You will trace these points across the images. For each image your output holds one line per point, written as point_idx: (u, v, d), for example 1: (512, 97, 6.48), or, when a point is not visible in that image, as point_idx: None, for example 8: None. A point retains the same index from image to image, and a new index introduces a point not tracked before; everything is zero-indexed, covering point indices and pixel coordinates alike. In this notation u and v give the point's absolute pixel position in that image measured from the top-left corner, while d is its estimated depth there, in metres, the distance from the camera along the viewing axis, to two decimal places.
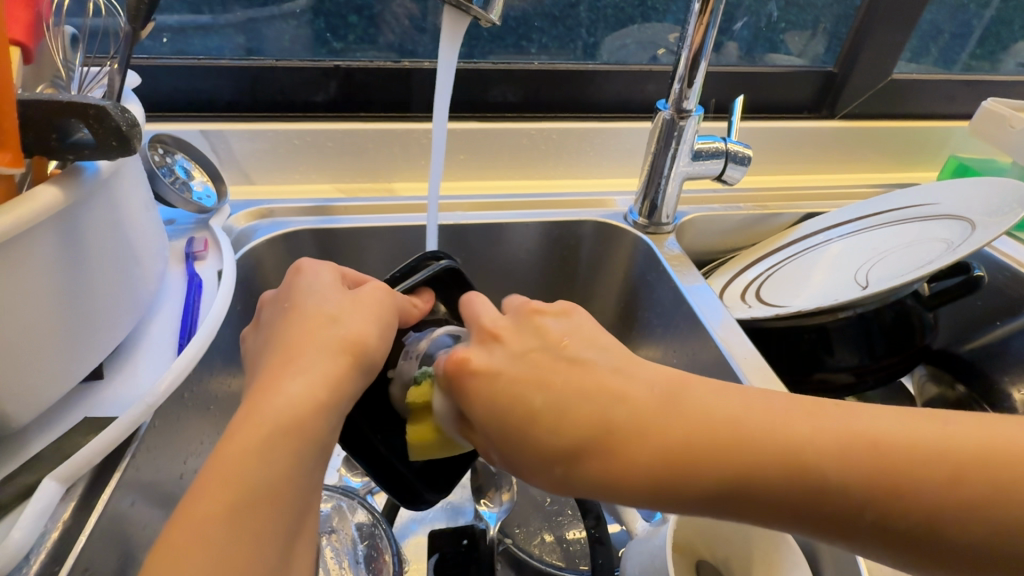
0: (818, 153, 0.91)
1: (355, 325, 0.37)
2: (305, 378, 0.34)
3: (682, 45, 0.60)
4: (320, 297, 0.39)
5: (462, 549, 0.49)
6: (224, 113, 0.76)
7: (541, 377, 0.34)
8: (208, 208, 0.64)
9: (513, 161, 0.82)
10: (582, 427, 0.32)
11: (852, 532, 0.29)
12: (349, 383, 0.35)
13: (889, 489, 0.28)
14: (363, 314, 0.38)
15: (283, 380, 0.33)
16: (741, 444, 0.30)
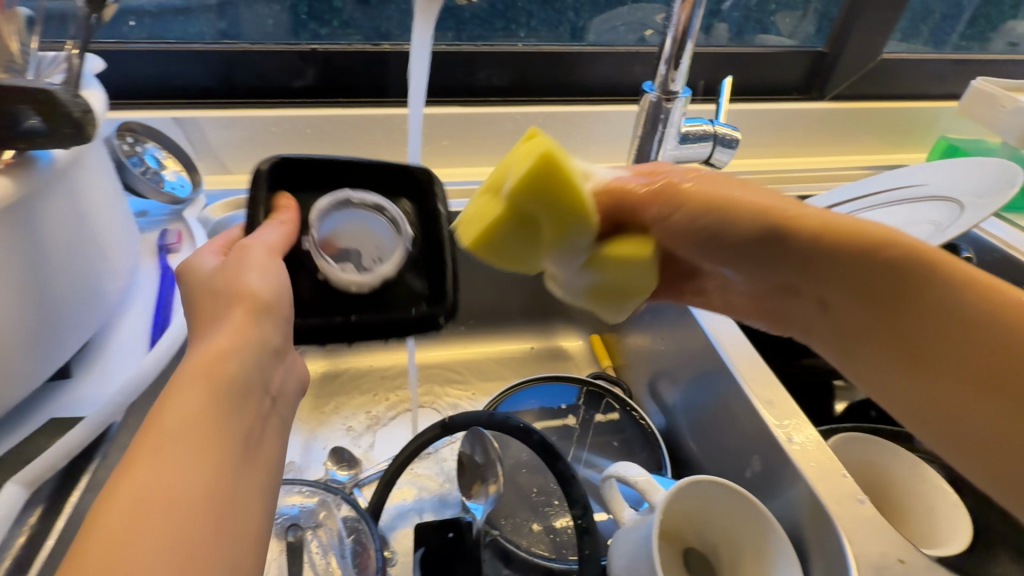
0: (808, 135, 0.90)
1: (222, 340, 0.36)
2: (204, 393, 0.34)
3: (668, 24, 0.58)
4: (247, 263, 0.40)
5: (447, 543, 0.48)
6: (198, 100, 0.73)
7: (742, 215, 0.41)
8: (181, 199, 0.62)
9: (499, 147, 0.81)
10: (741, 235, 0.42)
11: (920, 354, 0.38)
12: (232, 389, 0.34)
13: (978, 344, 0.36)
14: (232, 328, 0.38)
15: (191, 397, 0.33)
16: (876, 247, 0.39)
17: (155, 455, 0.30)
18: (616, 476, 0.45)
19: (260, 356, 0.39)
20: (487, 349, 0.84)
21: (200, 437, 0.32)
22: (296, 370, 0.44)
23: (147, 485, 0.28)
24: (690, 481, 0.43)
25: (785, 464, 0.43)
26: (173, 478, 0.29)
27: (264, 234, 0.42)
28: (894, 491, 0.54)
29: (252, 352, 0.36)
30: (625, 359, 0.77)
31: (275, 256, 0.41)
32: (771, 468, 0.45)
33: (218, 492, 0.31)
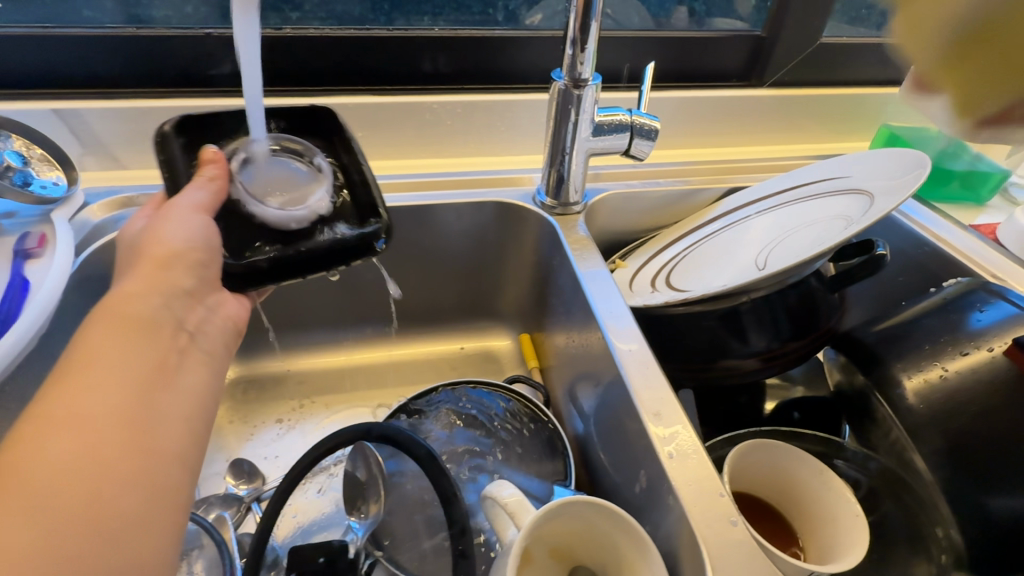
0: (748, 125, 0.87)
1: (103, 319, 0.36)
2: (105, 347, 0.35)
3: (569, 6, 0.54)
4: (182, 214, 0.44)
5: (318, 568, 0.44)
6: (85, 89, 0.68)
7: None
8: (51, 199, 0.57)
9: (420, 138, 0.77)
10: None
11: None
12: (106, 359, 0.34)
13: None
14: (115, 309, 0.38)
15: (88, 355, 0.34)
16: None
17: (42, 416, 0.30)
18: (489, 496, 0.42)
19: (166, 303, 0.41)
20: (412, 349, 0.80)
21: (94, 392, 0.32)
22: (216, 311, 0.46)
23: (30, 448, 0.29)
24: (561, 502, 0.40)
25: (664, 483, 0.40)
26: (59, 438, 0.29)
27: (192, 191, 0.46)
28: (804, 496, 0.51)
29: (123, 331, 0.36)
30: (549, 359, 0.74)
31: (198, 213, 0.45)
32: (655, 486, 0.42)
33: (117, 440, 0.31)
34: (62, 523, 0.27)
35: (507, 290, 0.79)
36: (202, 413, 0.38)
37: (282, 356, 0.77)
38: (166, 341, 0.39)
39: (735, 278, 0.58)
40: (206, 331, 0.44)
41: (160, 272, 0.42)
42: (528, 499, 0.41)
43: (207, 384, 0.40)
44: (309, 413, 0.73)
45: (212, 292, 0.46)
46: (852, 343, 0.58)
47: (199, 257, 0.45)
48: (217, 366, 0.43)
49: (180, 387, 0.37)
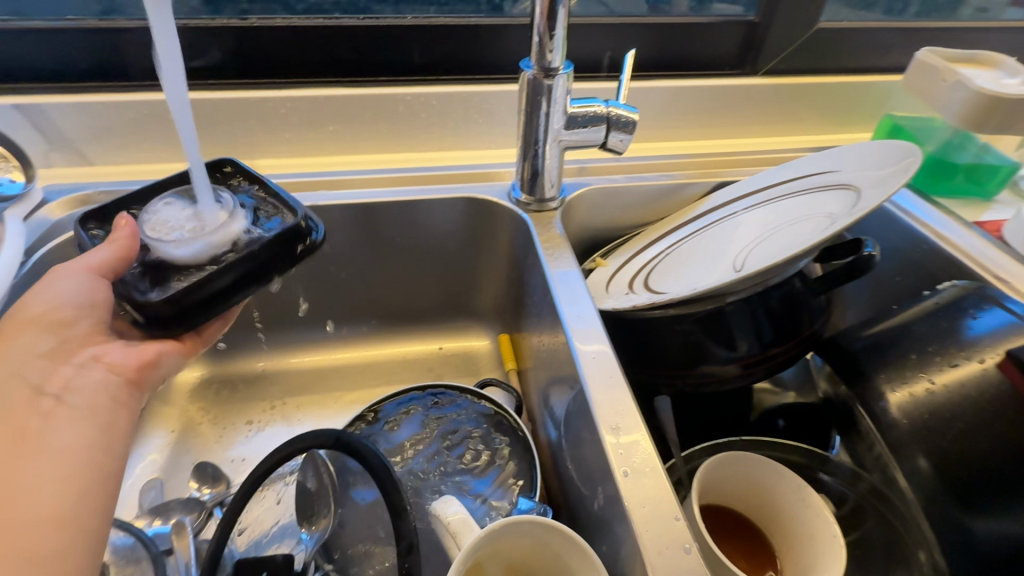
0: (741, 115, 0.82)
1: None
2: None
3: None
4: (52, 283, 0.41)
5: None
6: (47, 83, 0.66)
7: None
8: (9, 196, 0.57)
9: (393, 132, 0.74)
10: None
11: None
12: None
13: None
14: None
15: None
16: None
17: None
18: (435, 513, 0.40)
19: (14, 372, 0.37)
20: (388, 350, 0.78)
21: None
22: (94, 364, 0.40)
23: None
24: (507, 522, 0.38)
25: (619, 504, 0.38)
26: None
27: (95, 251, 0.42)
28: (782, 514, 0.48)
29: None
30: (527, 361, 0.71)
31: (86, 273, 0.41)
32: (610, 506, 0.39)
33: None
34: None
35: (484, 289, 0.76)
36: (84, 471, 0.36)
37: (254, 356, 0.75)
38: (22, 414, 0.36)
39: (713, 279, 0.54)
40: (80, 387, 0.39)
41: (10, 339, 0.39)
42: (473, 518, 0.39)
43: (88, 438, 0.37)
44: (280, 414, 0.71)
45: (87, 345, 0.41)
46: (834, 349, 0.55)
47: (63, 315, 0.40)
48: (110, 417, 0.39)
49: (42, 460, 0.35)
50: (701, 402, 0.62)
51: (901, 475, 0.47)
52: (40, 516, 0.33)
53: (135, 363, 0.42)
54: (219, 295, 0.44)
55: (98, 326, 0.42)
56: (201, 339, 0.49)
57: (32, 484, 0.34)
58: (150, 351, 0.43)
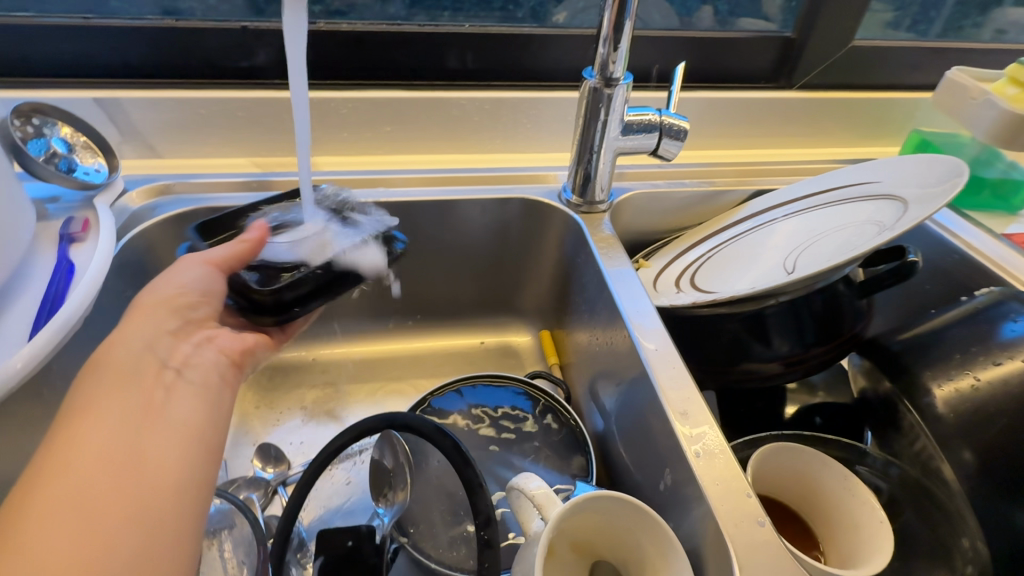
0: (774, 127, 0.86)
1: (83, 386, 0.35)
2: (93, 404, 0.34)
3: (603, 4, 0.55)
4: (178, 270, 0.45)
5: (346, 551, 0.46)
6: (123, 79, 0.69)
7: None
8: (93, 184, 0.58)
9: (446, 134, 0.77)
10: None
11: None
12: (91, 426, 0.33)
13: None
14: (92, 372, 0.36)
15: (73, 413, 0.33)
16: None
17: (25, 484, 0.30)
18: (517, 488, 0.43)
19: (148, 344, 0.39)
20: (433, 343, 0.81)
21: (76, 450, 0.32)
22: (207, 344, 0.43)
23: (17, 512, 0.29)
24: (589, 496, 0.41)
25: (692, 485, 0.41)
26: (40, 503, 0.29)
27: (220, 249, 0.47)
28: (824, 499, 0.52)
29: (109, 388, 0.35)
30: (570, 357, 0.75)
31: (202, 263, 0.46)
32: (680, 486, 0.43)
33: (109, 492, 0.31)
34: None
35: (529, 286, 0.79)
36: (201, 440, 0.37)
37: (307, 345, 0.78)
38: (151, 383, 0.37)
39: (764, 281, 0.58)
40: (196, 364, 0.41)
41: (142, 316, 0.41)
42: (556, 493, 0.41)
43: (205, 407, 0.39)
44: (333, 402, 0.74)
45: (202, 327, 0.44)
46: (877, 350, 0.59)
47: (189, 299, 0.43)
48: (218, 394, 0.41)
49: (173, 422, 0.36)
50: (740, 398, 0.65)
51: (947, 466, 0.50)
52: (166, 482, 0.33)
53: (237, 349, 0.45)
54: (319, 291, 0.49)
55: (211, 316, 0.45)
56: (284, 336, 0.54)
57: (164, 445, 0.35)
58: (249, 340, 0.47)
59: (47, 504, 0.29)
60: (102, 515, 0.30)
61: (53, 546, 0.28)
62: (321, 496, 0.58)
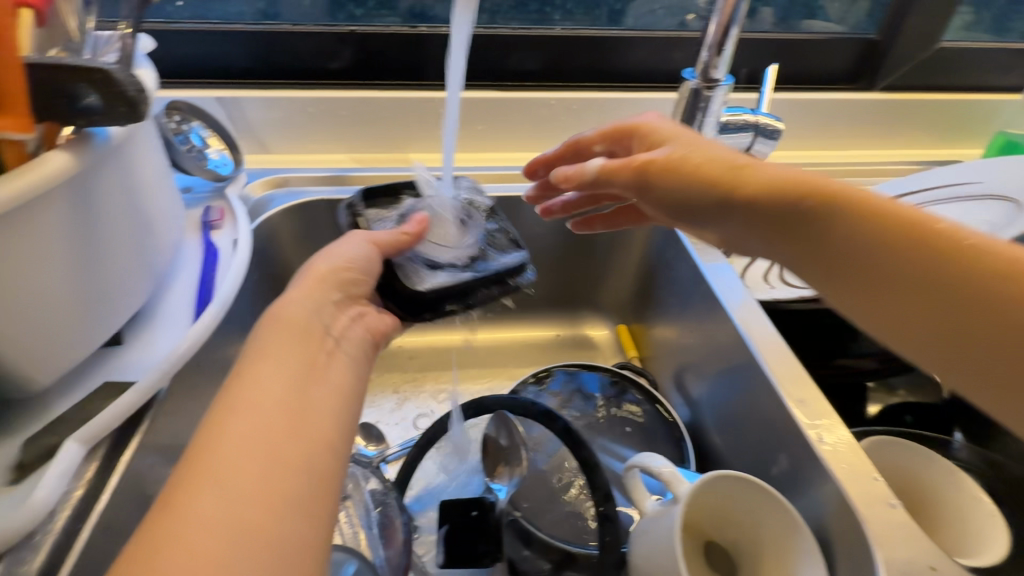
0: (853, 128, 0.86)
1: (265, 336, 0.38)
2: (273, 353, 0.36)
3: (711, 13, 0.57)
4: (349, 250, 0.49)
5: (471, 521, 0.50)
6: (240, 80, 0.75)
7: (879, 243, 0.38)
8: (224, 176, 0.63)
9: (533, 133, 0.80)
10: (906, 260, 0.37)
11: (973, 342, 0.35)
12: (265, 369, 0.35)
13: (954, 283, 0.36)
14: (272, 326, 0.39)
15: (256, 358, 0.36)
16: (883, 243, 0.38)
17: (217, 414, 0.32)
18: (639, 466, 0.46)
19: (317, 310, 0.42)
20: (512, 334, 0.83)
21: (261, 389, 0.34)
22: (358, 321, 0.45)
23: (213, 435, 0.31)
24: (713, 474, 0.43)
25: (813, 464, 0.44)
26: (232, 430, 0.31)
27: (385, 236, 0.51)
28: (926, 494, 0.52)
29: (283, 337, 0.38)
30: (651, 350, 0.76)
31: (369, 244, 0.49)
32: (796, 466, 0.45)
33: (288, 433, 0.32)
34: (241, 502, 0.28)
35: (608, 281, 0.81)
36: (352, 410, 0.37)
37: (395, 333, 0.81)
38: (317, 345, 0.39)
39: None
40: (350, 336, 0.43)
41: (317, 287, 0.44)
42: (680, 472, 0.44)
43: (356, 380, 0.40)
44: (422, 386, 0.77)
45: (355, 304, 0.46)
46: None
47: (352, 275, 0.46)
48: (365, 368, 0.42)
49: (333, 383, 0.37)
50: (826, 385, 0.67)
51: None
52: (323, 435, 0.34)
53: (380, 330, 0.47)
54: (466, 298, 0.51)
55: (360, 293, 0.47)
56: None
57: (325, 404, 0.36)
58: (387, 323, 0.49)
59: (237, 430, 0.31)
60: (281, 450, 0.31)
61: (243, 469, 0.30)
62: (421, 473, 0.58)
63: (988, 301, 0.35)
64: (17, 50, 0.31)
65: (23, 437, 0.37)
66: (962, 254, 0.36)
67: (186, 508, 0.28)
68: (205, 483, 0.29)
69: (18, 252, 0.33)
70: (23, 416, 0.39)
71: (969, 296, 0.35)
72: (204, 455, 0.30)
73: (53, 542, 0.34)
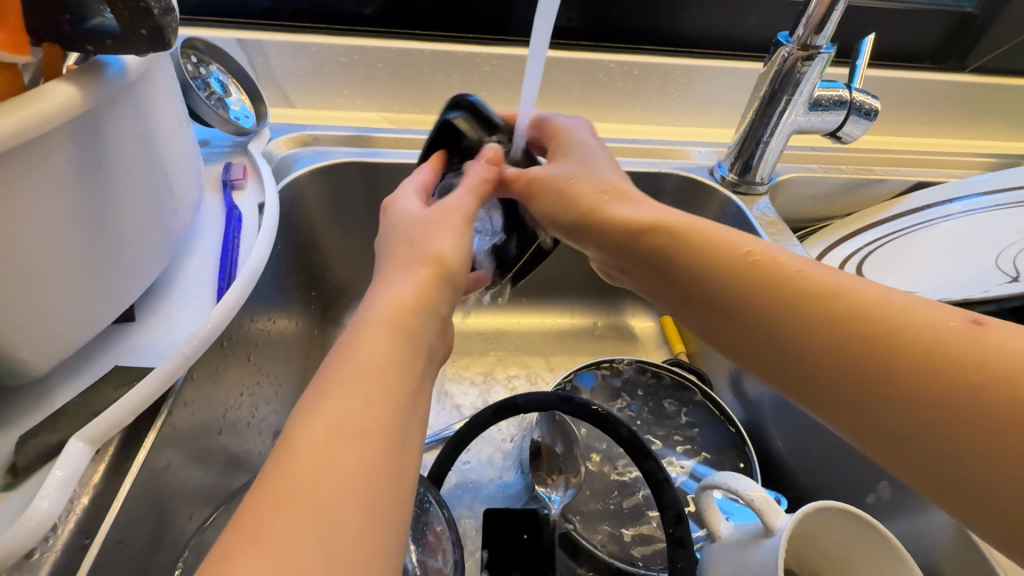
0: (934, 114, 0.78)
1: (376, 353, 0.28)
2: (375, 368, 0.28)
3: None
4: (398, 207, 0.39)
5: (522, 544, 0.43)
6: (261, 21, 0.66)
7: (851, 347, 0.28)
8: (247, 130, 0.56)
9: (586, 100, 0.72)
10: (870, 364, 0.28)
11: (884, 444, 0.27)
12: (368, 393, 0.27)
13: (926, 386, 0.26)
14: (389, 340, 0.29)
15: (350, 372, 0.27)
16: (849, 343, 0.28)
17: (306, 433, 0.24)
18: (719, 486, 0.40)
19: (432, 319, 0.33)
20: (547, 321, 0.74)
21: (358, 415, 0.26)
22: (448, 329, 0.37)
23: (300, 468, 0.23)
24: (814, 506, 0.36)
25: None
26: (322, 470, 0.23)
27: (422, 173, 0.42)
28: None
29: (379, 354, 0.28)
30: (701, 346, 0.69)
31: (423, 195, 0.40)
32: (903, 495, 0.44)
33: (378, 491, 0.24)
34: (319, 561, 0.21)
35: None
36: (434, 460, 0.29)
37: None
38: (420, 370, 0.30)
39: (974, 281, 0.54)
40: (440, 350, 0.35)
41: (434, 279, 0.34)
42: (771, 496, 0.38)
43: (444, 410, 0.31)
44: (445, 373, 0.68)
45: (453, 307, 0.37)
46: None
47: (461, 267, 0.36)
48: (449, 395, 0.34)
49: (426, 416, 0.29)
50: None
51: None
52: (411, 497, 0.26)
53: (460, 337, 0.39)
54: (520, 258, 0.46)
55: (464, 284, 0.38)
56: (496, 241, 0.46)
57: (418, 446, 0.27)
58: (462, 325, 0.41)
59: (328, 469, 0.23)
60: (379, 500, 0.24)
61: (333, 523, 0.22)
62: (456, 473, 0.53)
63: (898, 372, 0.27)
64: None
65: (20, 432, 0.32)
66: (846, 317, 0.29)
67: (265, 567, 0.20)
68: (279, 531, 0.21)
69: (13, 202, 0.27)
70: (19, 406, 0.33)
71: (891, 362, 0.27)
72: (289, 494, 0.22)
73: (55, 561, 0.29)
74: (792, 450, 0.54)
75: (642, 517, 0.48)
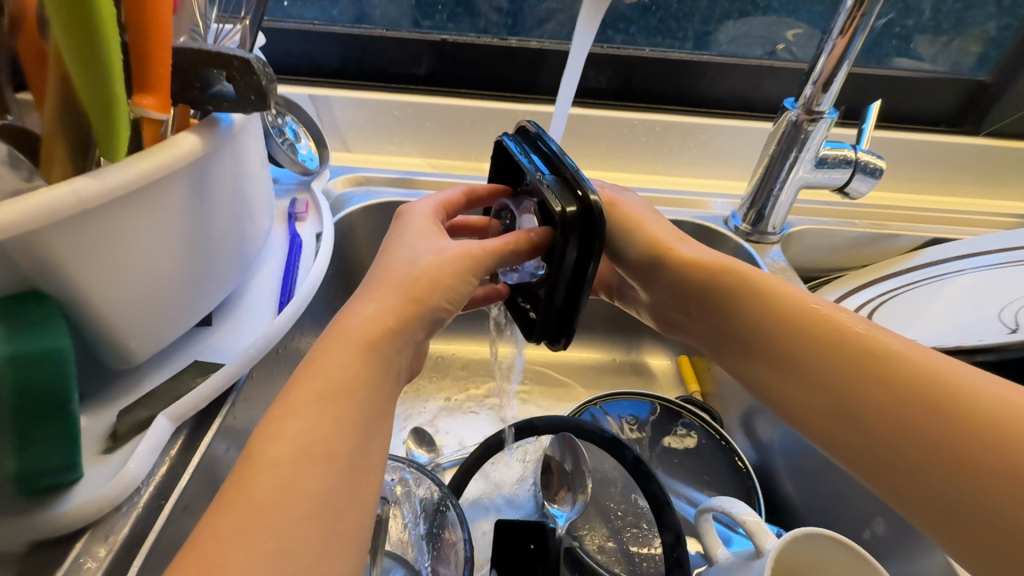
0: (952, 173, 0.81)
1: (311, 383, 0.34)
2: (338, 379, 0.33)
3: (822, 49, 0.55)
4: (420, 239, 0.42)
5: (528, 555, 0.47)
6: (330, 79, 0.77)
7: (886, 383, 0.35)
8: (311, 170, 0.65)
9: (611, 151, 0.79)
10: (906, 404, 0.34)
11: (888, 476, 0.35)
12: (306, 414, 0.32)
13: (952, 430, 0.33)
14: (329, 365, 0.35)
15: (317, 382, 0.33)
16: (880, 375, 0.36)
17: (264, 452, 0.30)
18: (717, 510, 0.42)
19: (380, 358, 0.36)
20: (566, 354, 0.79)
21: (318, 426, 0.31)
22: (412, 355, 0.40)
23: (261, 477, 0.29)
24: (804, 532, 0.39)
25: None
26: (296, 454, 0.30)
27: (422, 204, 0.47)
28: None
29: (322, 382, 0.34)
30: (716, 388, 0.71)
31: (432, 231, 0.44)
32: (898, 530, 0.46)
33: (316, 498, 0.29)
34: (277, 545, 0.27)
35: None
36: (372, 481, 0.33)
37: (448, 340, 0.78)
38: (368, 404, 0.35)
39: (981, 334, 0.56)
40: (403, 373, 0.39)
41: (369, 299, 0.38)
42: (765, 523, 0.40)
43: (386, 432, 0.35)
44: (468, 397, 0.72)
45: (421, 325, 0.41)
46: None
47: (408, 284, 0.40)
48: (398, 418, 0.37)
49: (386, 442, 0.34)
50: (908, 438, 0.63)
51: None
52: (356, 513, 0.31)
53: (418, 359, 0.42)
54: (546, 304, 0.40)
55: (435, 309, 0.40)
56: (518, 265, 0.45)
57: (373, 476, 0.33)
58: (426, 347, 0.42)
59: (288, 477, 0.29)
60: (337, 502, 0.30)
61: (295, 520, 0.28)
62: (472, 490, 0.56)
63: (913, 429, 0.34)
64: (166, 26, 0.31)
65: (115, 408, 0.38)
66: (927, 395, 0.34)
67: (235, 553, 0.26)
68: (241, 540, 0.27)
69: (141, 242, 0.34)
70: (113, 386, 0.39)
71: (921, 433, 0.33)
72: (248, 497, 0.28)
73: (137, 516, 0.35)
74: (799, 490, 0.56)
75: (644, 539, 0.51)
